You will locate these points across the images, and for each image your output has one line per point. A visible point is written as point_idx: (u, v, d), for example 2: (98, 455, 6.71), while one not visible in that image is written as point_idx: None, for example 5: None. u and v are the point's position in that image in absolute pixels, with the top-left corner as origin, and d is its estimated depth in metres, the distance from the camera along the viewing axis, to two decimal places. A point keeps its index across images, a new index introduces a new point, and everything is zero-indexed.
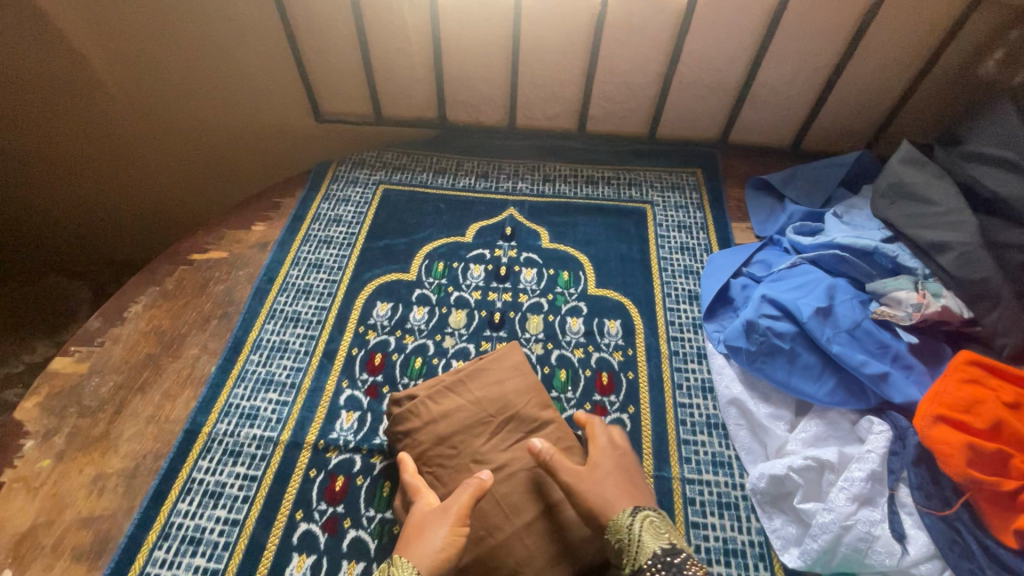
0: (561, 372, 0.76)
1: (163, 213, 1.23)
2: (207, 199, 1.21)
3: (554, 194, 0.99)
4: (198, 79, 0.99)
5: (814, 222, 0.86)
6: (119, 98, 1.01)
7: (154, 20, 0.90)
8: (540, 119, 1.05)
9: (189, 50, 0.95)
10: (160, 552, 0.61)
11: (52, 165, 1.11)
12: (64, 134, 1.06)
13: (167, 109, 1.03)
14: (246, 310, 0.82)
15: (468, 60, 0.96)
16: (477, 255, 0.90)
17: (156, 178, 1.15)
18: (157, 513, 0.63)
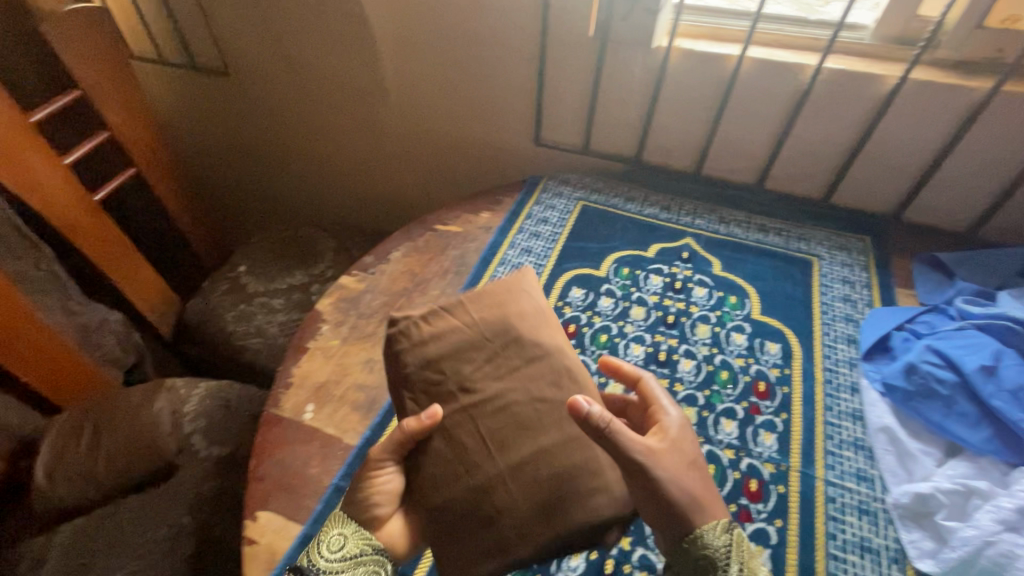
0: (723, 372, 0.89)
1: (395, 192, 1.59)
2: (431, 185, 1.55)
3: (728, 233, 1.14)
4: (460, 98, 1.31)
5: (984, 299, 0.92)
6: (399, 102, 1.37)
7: (448, 52, 1.23)
8: (725, 170, 1.22)
9: (462, 77, 1.27)
10: None
11: (336, 143, 1.52)
12: (355, 122, 1.46)
13: (429, 116, 1.37)
14: (475, 272, 1.06)
15: (675, 114, 1.17)
16: (657, 268, 1.07)
17: (401, 163, 1.51)
18: None
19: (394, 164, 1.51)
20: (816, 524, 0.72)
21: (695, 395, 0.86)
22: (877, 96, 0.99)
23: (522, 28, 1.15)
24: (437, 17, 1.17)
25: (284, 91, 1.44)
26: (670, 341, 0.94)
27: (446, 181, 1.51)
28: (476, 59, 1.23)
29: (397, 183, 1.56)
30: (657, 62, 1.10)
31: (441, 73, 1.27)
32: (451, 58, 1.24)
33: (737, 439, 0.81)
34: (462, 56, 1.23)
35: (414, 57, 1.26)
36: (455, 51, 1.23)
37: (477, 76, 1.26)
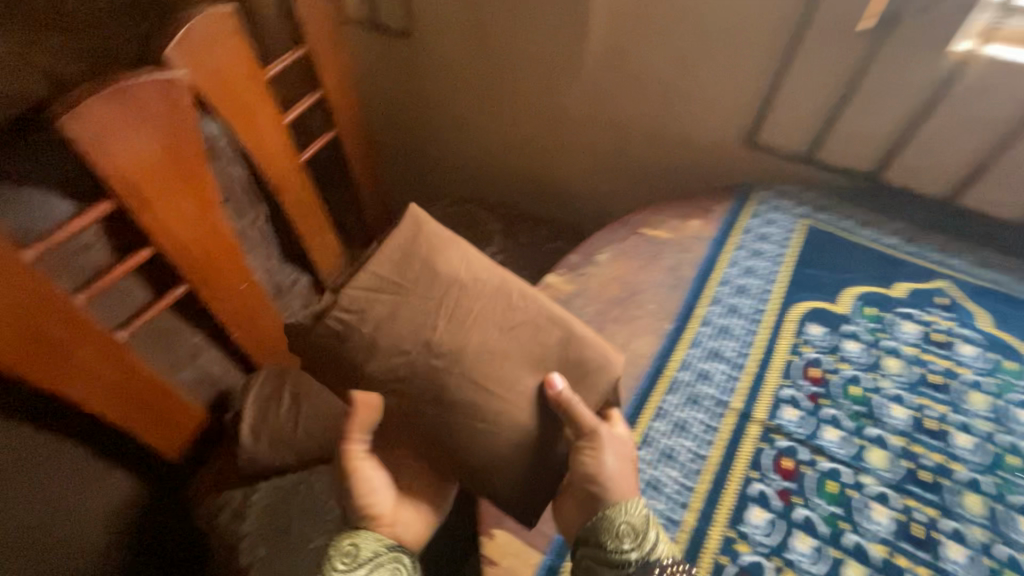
0: (1012, 457, 0.76)
1: (562, 179, 1.49)
2: (604, 180, 1.42)
3: (993, 281, 0.97)
4: (671, 87, 1.17)
5: None
6: (597, 86, 1.25)
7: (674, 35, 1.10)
8: (991, 204, 1.03)
9: (681, 65, 1.14)
10: (643, 453, 0.76)
11: (510, 122, 1.43)
12: (536, 103, 1.35)
13: (627, 104, 1.25)
14: (693, 289, 0.96)
15: (945, 134, 0.99)
16: (910, 312, 0.92)
17: (578, 151, 1.40)
18: (640, 422, 0.79)
19: (571, 149, 1.41)
20: None
21: (982, 480, 0.73)
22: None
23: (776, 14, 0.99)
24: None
25: (466, 62, 1.34)
26: (939, 407, 0.80)
27: (624, 177, 1.39)
28: (706, 44, 1.09)
29: (567, 172, 1.46)
30: (945, 71, 0.93)
31: (655, 59, 1.15)
32: (675, 45, 1.11)
33: None
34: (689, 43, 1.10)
35: (630, 38, 1.14)
36: (682, 36, 1.10)
37: (700, 65, 1.12)
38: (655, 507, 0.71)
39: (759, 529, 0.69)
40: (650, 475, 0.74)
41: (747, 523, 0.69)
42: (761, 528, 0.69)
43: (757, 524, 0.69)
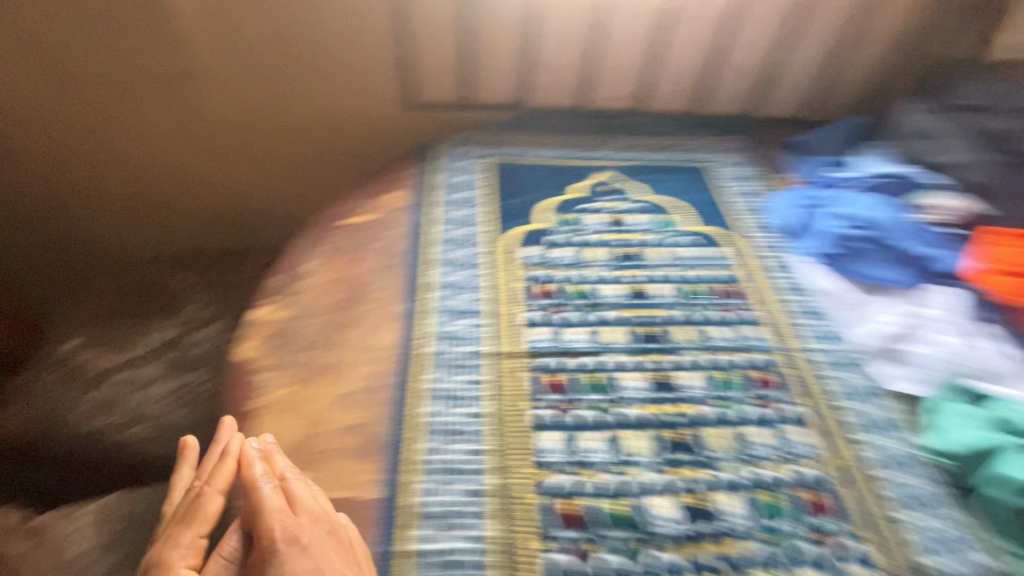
0: (693, 286, 0.93)
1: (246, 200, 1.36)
2: (291, 182, 1.34)
3: (631, 160, 1.18)
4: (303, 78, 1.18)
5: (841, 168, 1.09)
6: (220, 91, 1.19)
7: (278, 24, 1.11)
8: (609, 98, 1.25)
9: (296, 50, 1.15)
10: (427, 442, 0.70)
11: (140, 171, 1.29)
12: (163, 136, 1.24)
13: (263, 102, 1.21)
14: (412, 260, 0.93)
15: (548, 53, 1.16)
16: (588, 207, 1.06)
17: (230, 180, 1.33)
18: (411, 415, 0.73)
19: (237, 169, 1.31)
20: (823, 392, 0.79)
21: (682, 314, 0.88)
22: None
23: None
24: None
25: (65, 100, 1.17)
26: (636, 272, 0.95)
27: (291, 194, 1.37)
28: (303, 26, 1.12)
29: (248, 192, 1.35)
30: None
31: (266, 53, 1.14)
32: (280, 41, 1.13)
33: (733, 341, 0.85)
34: (292, 36, 1.13)
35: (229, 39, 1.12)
36: (281, 32, 1.12)
37: (320, 55, 1.16)
38: (459, 490, 0.67)
39: (554, 451, 0.70)
40: (441, 461, 0.69)
41: (541, 452, 0.70)
42: (555, 449, 0.71)
43: (550, 447, 0.71)
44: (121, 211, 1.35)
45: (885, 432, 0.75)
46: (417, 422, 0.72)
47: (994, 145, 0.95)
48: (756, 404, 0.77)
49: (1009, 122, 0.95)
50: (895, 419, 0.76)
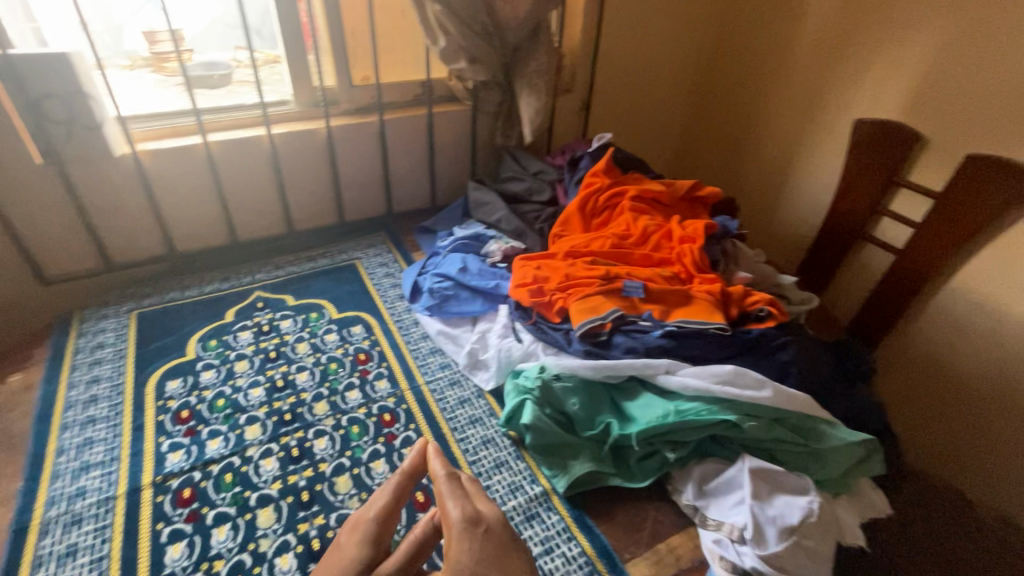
0: (332, 364, 1.12)
1: None
2: None
3: (287, 274, 1.37)
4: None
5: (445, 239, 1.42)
6: None
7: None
8: (259, 228, 1.44)
9: None
10: None
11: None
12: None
13: None
14: (35, 434, 0.93)
15: (183, 206, 1.31)
16: (242, 325, 1.20)
17: None
18: None
19: None
20: (433, 411, 1.02)
21: (320, 391, 1.05)
22: (323, 134, 1.40)
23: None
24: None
25: None
26: (282, 369, 1.10)
27: None
28: None
29: None
30: (131, 167, 1.21)
31: None
32: None
33: (362, 398, 1.04)
34: None
35: None
36: None
37: None
38: None
39: (179, 559, 0.77)
40: None
41: (167, 564, 0.76)
42: (181, 557, 0.77)
43: (176, 557, 0.77)
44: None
45: (476, 423, 1.01)
46: None
47: (522, 200, 1.38)
48: (377, 442, 0.96)
49: (524, 182, 1.39)
50: (484, 412, 1.02)
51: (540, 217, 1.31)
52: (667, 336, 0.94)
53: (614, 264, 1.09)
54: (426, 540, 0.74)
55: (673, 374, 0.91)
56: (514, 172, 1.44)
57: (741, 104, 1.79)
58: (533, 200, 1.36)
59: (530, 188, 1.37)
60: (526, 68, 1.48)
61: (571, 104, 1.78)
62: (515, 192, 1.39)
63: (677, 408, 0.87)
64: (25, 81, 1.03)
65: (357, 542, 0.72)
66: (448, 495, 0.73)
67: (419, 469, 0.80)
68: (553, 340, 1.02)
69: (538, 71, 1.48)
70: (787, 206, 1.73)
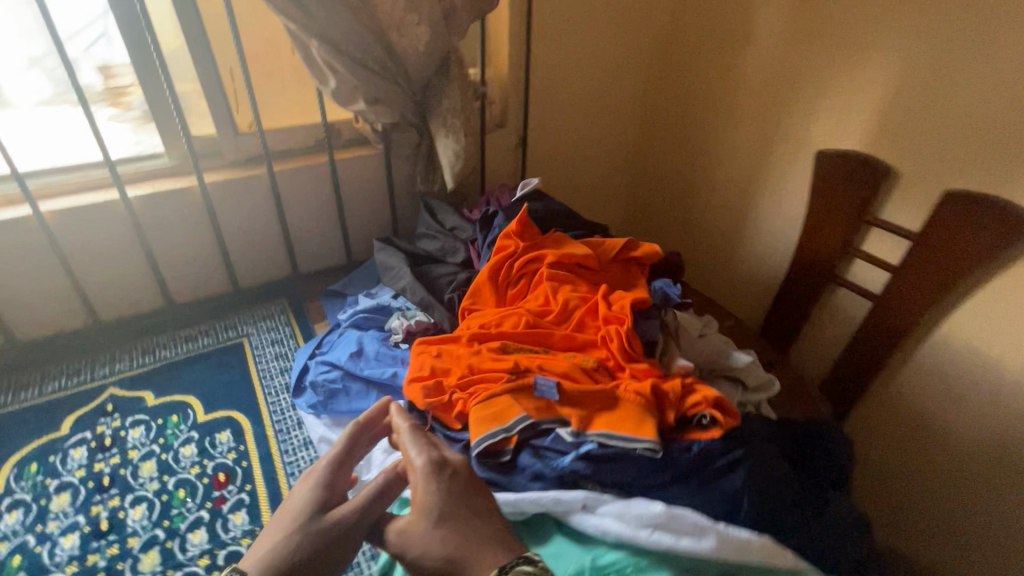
0: (180, 491, 0.88)
1: None
2: None
3: (154, 361, 1.14)
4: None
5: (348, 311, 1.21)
6: None
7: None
8: (127, 305, 1.21)
9: None
10: None
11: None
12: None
13: None
14: None
15: (21, 287, 1.09)
16: (78, 439, 0.96)
17: None
18: None
19: None
20: None
21: (153, 535, 0.81)
22: (198, 192, 1.20)
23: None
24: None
25: None
26: (111, 503, 0.85)
27: None
28: None
29: None
30: None
31: None
32: None
33: (207, 543, 0.81)
34: None
35: None
36: None
37: None
38: None
39: None
40: None
41: None
42: None
43: None
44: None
45: None
46: None
47: (434, 262, 1.18)
48: None
49: (436, 241, 1.20)
50: None
51: (449, 284, 1.10)
52: (583, 459, 0.74)
53: (527, 351, 0.89)
54: (388, 487, 0.70)
55: (592, 512, 0.70)
56: (427, 231, 1.24)
57: (693, 132, 1.60)
58: (446, 262, 1.16)
59: (443, 249, 1.18)
60: (439, 107, 1.29)
61: (504, 140, 1.59)
62: (427, 253, 1.20)
63: (593, 562, 0.66)
64: None
65: (309, 489, 0.71)
66: (410, 443, 0.70)
67: (379, 421, 0.80)
68: None
69: (452, 110, 1.28)
70: (750, 246, 1.54)
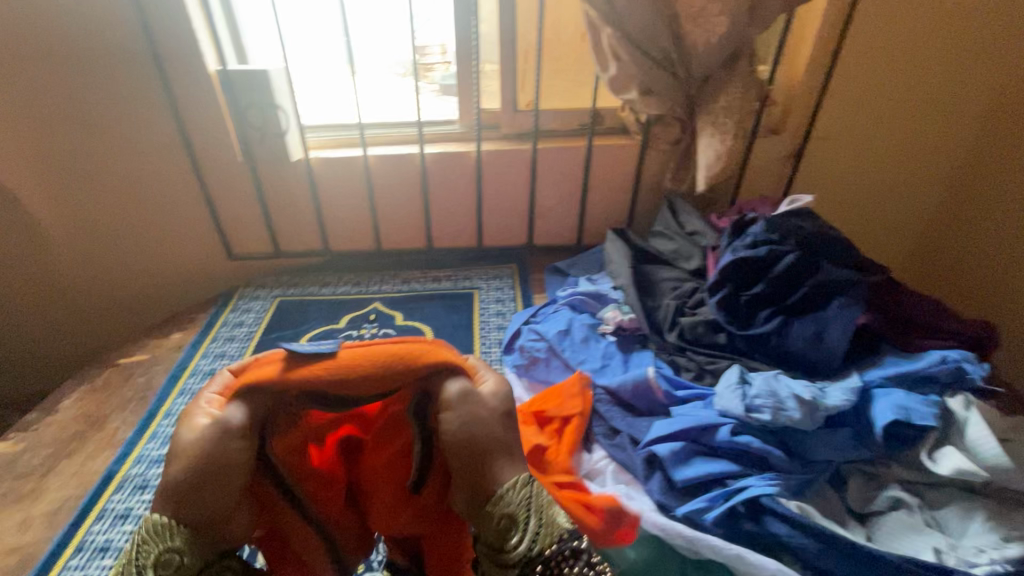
0: None
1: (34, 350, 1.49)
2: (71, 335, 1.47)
3: (408, 290, 1.37)
4: (97, 231, 1.33)
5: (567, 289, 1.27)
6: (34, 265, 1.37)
7: (48, 173, 1.26)
8: (401, 240, 1.48)
9: (108, 222, 1.33)
10: (96, 529, 0.82)
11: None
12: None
13: (66, 270, 1.38)
14: (168, 380, 1.10)
15: (341, 210, 1.41)
16: (348, 334, 1.23)
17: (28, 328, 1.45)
18: (93, 507, 0.85)
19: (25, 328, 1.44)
20: None
21: None
22: (473, 156, 1.37)
23: (134, 140, 1.25)
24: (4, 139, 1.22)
25: None
26: None
27: (99, 338, 1.50)
28: (113, 222, 1.33)
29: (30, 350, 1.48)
30: (304, 168, 1.34)
31: (80, 242, 1.34)
32: (94, 234, 1.34)
33: None
34: (110, 219, 1.33)
35: (70, 221, 1.32)
36: (103, 218, 1.32)
37: (111, 238, 1.35)
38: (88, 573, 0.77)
39: None
40: (93, 553, 0.79)
41: None
42: None
43: None
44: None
45: None
46: (88, 509, 0.85)
47: (661, 264, 1.15)
48: None
49: (671, 241, 1.15)
50: None
51: (668, 288, 1.06)
52: (787, 523, 0.63)
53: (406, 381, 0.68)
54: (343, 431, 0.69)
55: None
56: (662, 228, 1.20)
57: None
58: (677, 266, 1.11)
59: (674, 252, 1.13)
60: (714, 103, 1.20)
61: (775, 149, 1.38)
62: (655, 252, 1.16)
63: None
64: (238, 90, 1.21)
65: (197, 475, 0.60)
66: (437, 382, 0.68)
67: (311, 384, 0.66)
68: (627, 463, 0.78)
69: (727, 108, 1.18)
70: None
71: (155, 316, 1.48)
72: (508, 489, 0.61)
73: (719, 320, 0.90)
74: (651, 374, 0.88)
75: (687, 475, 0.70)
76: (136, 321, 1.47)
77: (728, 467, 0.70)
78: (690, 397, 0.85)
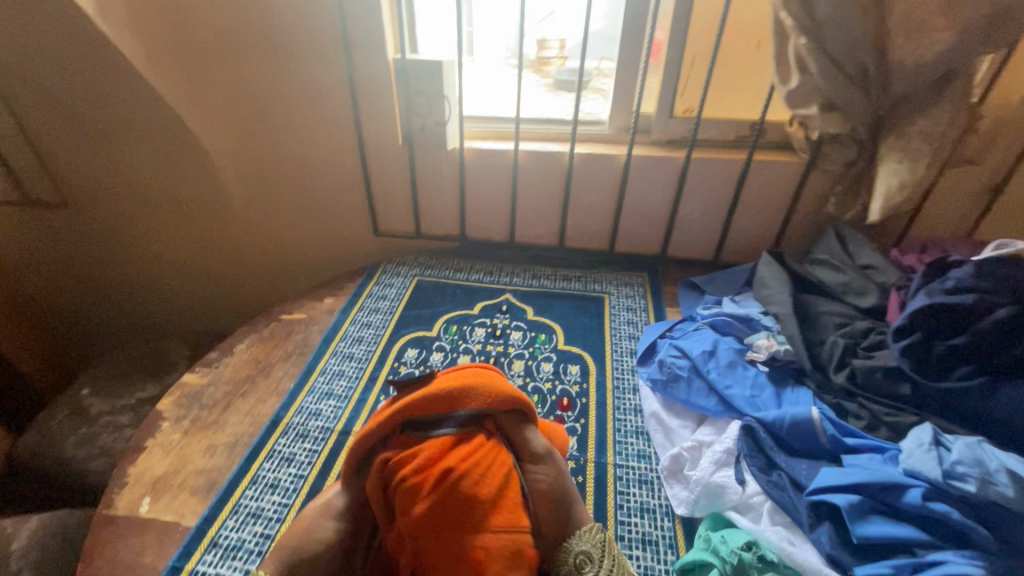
0: (534, 395, 1.07)
1: (204, 293, 1.71)
2: (234, 281, 1.67)
3: (538, 286, 1.39)
4: (271, 196, 1.48)
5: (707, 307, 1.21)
6: (215, 220, 1.55)
7: (239, 140, 1.40)
8: (534, 236, 1.51)
9: (281, 189, 1.47)
10: (266, 467, 0.91)
11: (163, 269, 1.66)
12: (179, 244, 1.60)
13: (240, 227, 1.55)
14: (322, 341, 1.20)
15: (483, 201, 1.46)
16: (481, 321, 1.26)
17: (203, 272, 1.65)
18: (264, 446, 0.95)
19: (202, 271, 1.65)
20: (607, 503, 0.86)
21: None
22: (623, 160, 1.35)
23: (314, 116, 1.36)
24: (206, 106, 1.35)
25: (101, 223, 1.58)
26: None
27: (256, 289, 1.68)
28: (285, 190, 1.47)
29: (200, 290, 1.70)
30: (456, 158, 1.39)
31: (255, 203, 1.50)
32: (268, 199, 1.49)
33: None
34: (284, 186, 1.47)
35: (251, 184, 1.47)
36: (277, 185, 1.46)
37: (282, 204, 1.49)
38: (261, 505, 0.86)
39: None
40: (264, 488, 0.88)
41: None
42: None
43: None
44: (158, 296, 1.72)
45: (647, 547, 0.79)
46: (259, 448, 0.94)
47: (823, 296, 1.06)
48: None
49: (839, 273, 1.06)
50: (661, 537, 0.80)
51: (832, 323, 0.98)
52: None
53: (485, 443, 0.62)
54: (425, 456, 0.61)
55: None
56: (826, 257, 1.11)
57: None
58: (844, 301, 1.02)
59: (840, 285, 1.04)
60: (908, 126, 1.08)
61: (965, 183, 1.22)
62: (817, 282, 1.08)
63: None
64: (410, 79, 1.28)
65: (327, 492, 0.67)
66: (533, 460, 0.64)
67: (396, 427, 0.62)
68: (788, 505, 0.73)
69: (925, 133, 1.06)
70: None
71: (307, 278, 1.64)
72: (576, 534, 0.64)
73: (904, 369, 0.81)
74: (815, 415, 0.82)
75: (867, 534, 0.65)
76: (292, 279, 1.65)
77: (918, 535, 0.64)
78: (862, 447, 0.79)
